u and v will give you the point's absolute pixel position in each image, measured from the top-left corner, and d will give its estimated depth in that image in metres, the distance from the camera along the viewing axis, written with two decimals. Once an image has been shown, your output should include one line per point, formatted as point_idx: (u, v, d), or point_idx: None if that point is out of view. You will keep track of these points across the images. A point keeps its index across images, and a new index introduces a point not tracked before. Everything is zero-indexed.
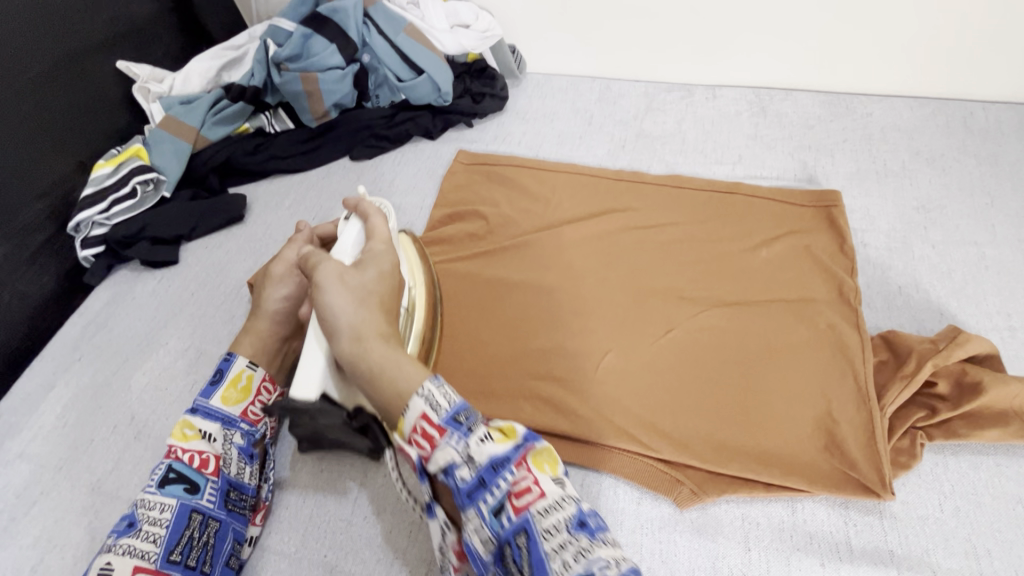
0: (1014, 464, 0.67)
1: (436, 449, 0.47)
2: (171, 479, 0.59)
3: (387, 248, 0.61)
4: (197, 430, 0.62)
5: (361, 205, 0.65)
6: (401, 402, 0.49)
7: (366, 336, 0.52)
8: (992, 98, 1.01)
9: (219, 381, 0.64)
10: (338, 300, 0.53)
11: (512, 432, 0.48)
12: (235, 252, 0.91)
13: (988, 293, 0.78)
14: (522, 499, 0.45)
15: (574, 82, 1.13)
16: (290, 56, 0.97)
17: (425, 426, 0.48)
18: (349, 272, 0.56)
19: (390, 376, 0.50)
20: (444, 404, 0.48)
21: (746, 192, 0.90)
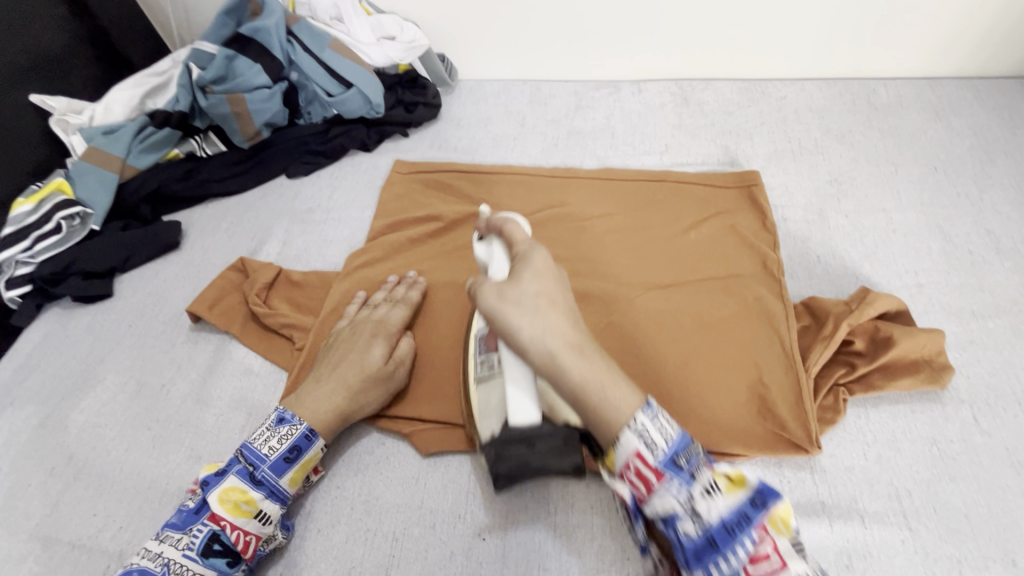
0: (930, 409, 0.67)
1: (655, 494, 0.48)
2: (215, 551, 0.58)
3: (531, 246, 0.56)
4: (253, 507, 0.60)
5: (493, 221, 0.62)
6: (613, 430, 0.48)
7: (556, 348, 0.49)
8: (891, 75, 1.07)
9: (293, 461, 0.63)
10: (522, 323, 0.50)
11: (743, 483, 0.48)
12: (173, 280, 0.90)
13: (897, 254, 0.82)
14: (757, 566, 0.46)
15: (505, 84, 1.15)
16: (215, 79, 0.96)
17: (640, 465, 0.48)
18: (506, 286, 0.52)
19: (602, 389, 0.49)
20: (661, 442, 0.48)
21: (673, 179, 0.93)
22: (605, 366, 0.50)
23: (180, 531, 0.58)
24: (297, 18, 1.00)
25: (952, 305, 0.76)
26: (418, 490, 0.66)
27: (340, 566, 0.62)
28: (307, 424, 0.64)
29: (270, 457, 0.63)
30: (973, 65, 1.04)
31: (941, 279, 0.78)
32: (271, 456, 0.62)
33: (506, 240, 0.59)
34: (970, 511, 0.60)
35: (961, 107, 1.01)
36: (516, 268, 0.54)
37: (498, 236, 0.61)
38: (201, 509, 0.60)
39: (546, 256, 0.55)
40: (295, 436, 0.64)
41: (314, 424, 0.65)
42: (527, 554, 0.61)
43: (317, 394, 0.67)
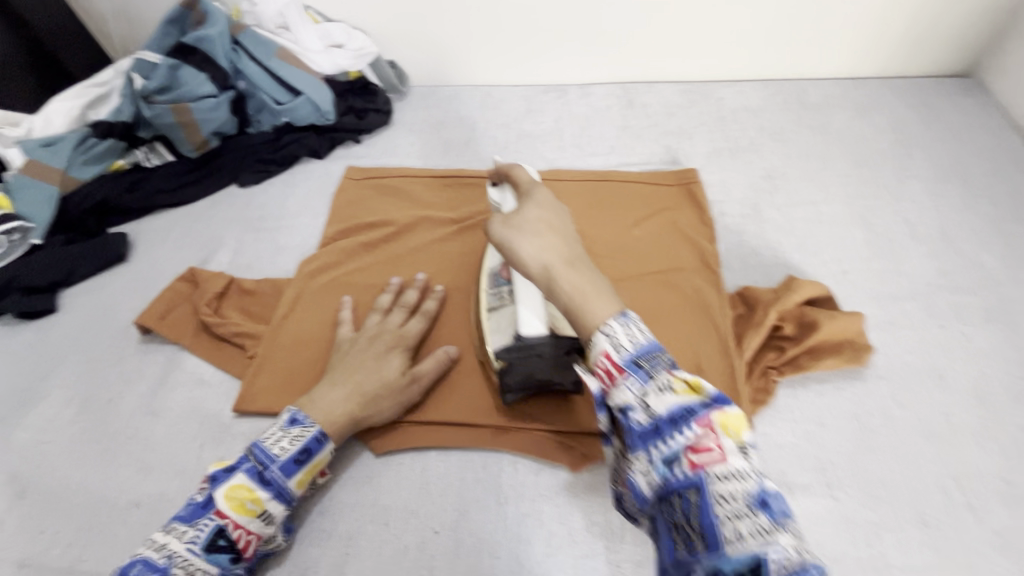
0: (853, 386, 0.72)
1: (617, 388, 0.44)
2: (218, 548, 0.57)
3: (533, 185, 0.62)
4: (258, 507, 0.59)
5: (503, 170, 0.69)
6: (589, 333, 0.48)
7: (554, 265, 0.52)
8: (821, 76, 1.14)
9: (303, 462, 0.62)
10: (524, 245, 0.53)
11: (700, 389, 0.42)
12: (121, 292, 0.89)
13: (825, 244, 0.87)
14: (701, 456, 0.39)
15: (456, 90, 1.17)
16: (159, 89, 0.96)
17: (606, 364, 0.45)
18: (511, 217, 0.56)
19: (585, 302, 0.49)
20: (627, 343, 0.45)
21: (617, 179, 0.96)
22: (598, 277, 0.52)
23: (187, 524, 0.57)
24: (242, 27, 1.00)
25: (873, 290, 0.81)
26: (371, 487, 0.68)
27: (296, 568, 0.63)
28: (319, 426, 0.63)
29: (282, 455, 0.61)
30: (893, 66, 1.11)
31: (863, 265, 0.84)
32: (281, 456, 0.61)
33: (514, 181, 0.65)
34: (887, 478, 0.65)
35: (883, 105, 1.08)
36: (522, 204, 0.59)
37: (507, 180, 0.69)
38: (209, 503, 0.58)
39: (546, 194, 0.59)
40: (307, 437, 0.62)
41: (324, 427, 0.64)
42: (479, 545, 0.63)
43: (330, 398, 0.66)
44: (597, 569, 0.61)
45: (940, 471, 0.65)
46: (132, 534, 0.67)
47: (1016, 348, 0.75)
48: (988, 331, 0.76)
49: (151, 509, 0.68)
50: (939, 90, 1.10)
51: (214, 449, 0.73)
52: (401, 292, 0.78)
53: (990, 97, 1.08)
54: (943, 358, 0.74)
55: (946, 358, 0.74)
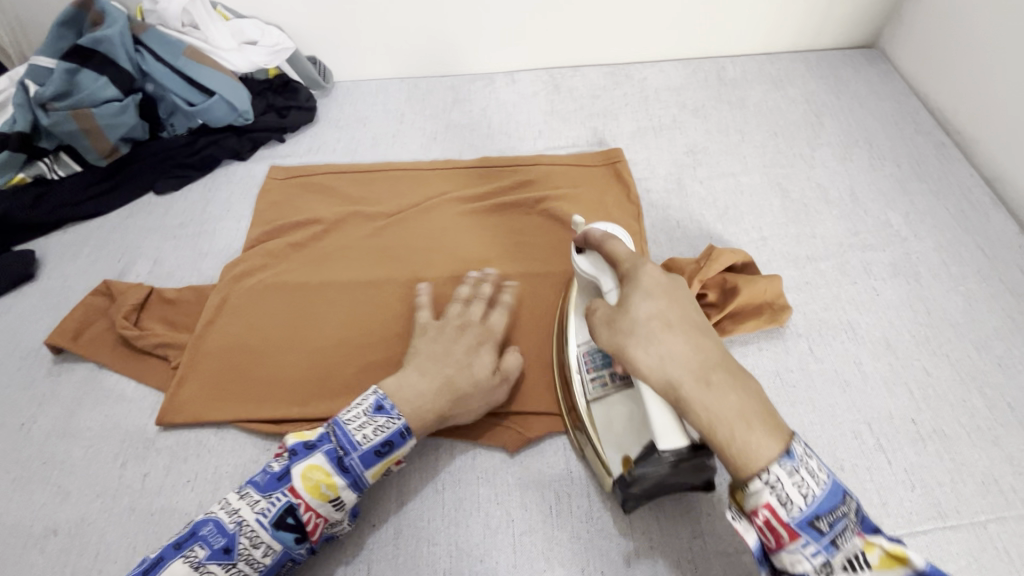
0: (774, 345, 0.75)
1: (785, 549, 0.44)
2: (286, 526, 0.56)
3: (635, 263, 0.54)
4: (331, 492, 0.57)
5: (591, 237, 0.61)
6: (739, 453, 0.43)
7: (679, 381, 0.45)
8: (737, 53, 1.18)
9: (381, 456, 0.59)
10: (642, 358, 0.47)
11: (899, 562, 0.42)
12: (29, 312, 0.84)
13: (745, 213, 0.90)
14: (845, 548, 0.43)
15: (382, 84, 1.16)
16: (56, 95, 0.90)
17: (770, 520, 0.44)
18: (614, 316, 0.51)
19: (733, 438, 0.43)
20: (798, 501, 0.43)
21: (547, 161, 0.97)
22: (748, 411, 0.44)
23: (262, 493, 0.57)
24: (145, 26, 0.95)
25: (790, 253, 0.85)
26: None
27: None
28: (404, 421, 0.60)
29: (369, 442, 0.59)
30: (803, 39, 1.16)
31: (781, 231, 0.87)
32: (363, 444, 0.59)
33: (607, 257, 0.58)
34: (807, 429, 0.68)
35: (796, 78, 1.12)
36: (624, 293, 0.51)
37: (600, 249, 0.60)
38: (284, 477, 0.57)
39: (654, 272, 0.51)
40: (390, 430, 0.59)
41: (411, 420, 0.60)
42: (417, 533, 0.63)
43: (416, 385, 0.63)
44: (534, 543, 0.62)
45: (855, 418, 0.68)
46: (49, 563, 0.63)
47: (921, 298, 0.79)
48: (895, 284, 0.81)
49: (70, 535, 0.65)
50: (847, 61, 1.15)
51: (137, 467, 0.70)
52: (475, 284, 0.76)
53: (892, 65, 1.14)
54: (856, 312, 0.78)
55: (858, 312, 0.78)
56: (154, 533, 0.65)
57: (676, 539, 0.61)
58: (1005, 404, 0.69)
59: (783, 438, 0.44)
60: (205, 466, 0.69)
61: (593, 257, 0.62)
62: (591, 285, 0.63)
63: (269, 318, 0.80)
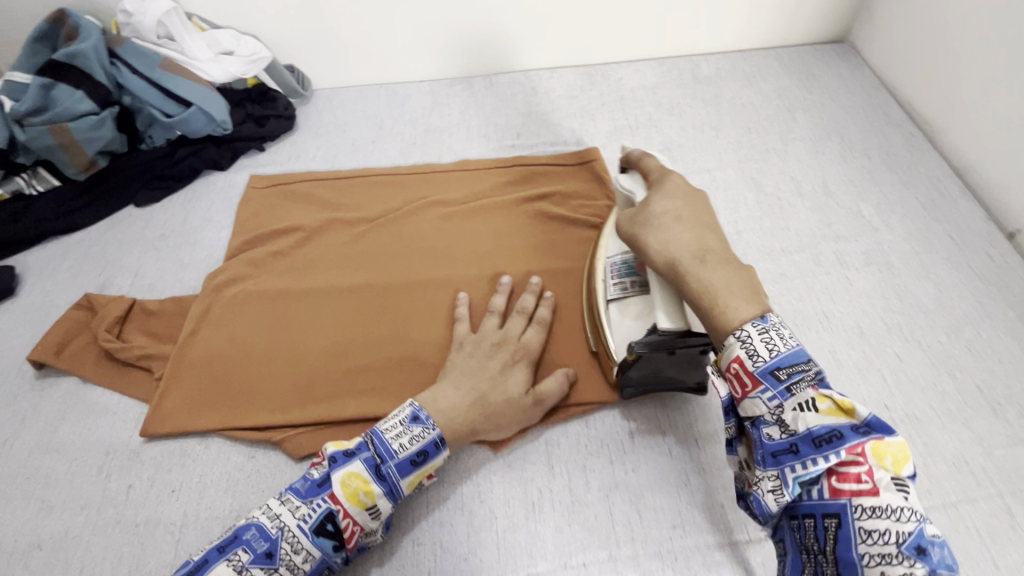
0: None
1: (747, 399, 0.50)
2: (325, 532, 0.56)
3: (662, 175, 0.65)
4: (368, 499, 0.57)
5: (631, 155, 0.72)
6: (715, 312, 0.52)
7: (683, 261, 0.56)
8: (711, 50, 1.19)
9: (418, 465, 0.60)
10: (659, 235, 0.59)
11: (851, 412, 0.45)
12: (11, 328, 0.84)
13: (721, 208, 0.92)
14: (843, 484, 0.45)
15: (361, 90, 1.17)
16: (31, 110, 0.90)
17: (738, 369, 0.50)
18: (637, 212, 0.63)
19: (715, 299, 0.53)
20: (763, 352, 0.49)
21: (525, 161, 0.99)
22: (736, 280, 0.54)
23: (303, 499, 0.57)
24: (121, 39, 0.95)
25: (765, 245, 0.86)
26: None
27: None
28: (439, 431, 0.61)
29: (409, 447, 0.59)
30: (775, 36, 1.18)
31: (756, 225, 0.89)
32: (400, 453, 0.59)
33: (642, 170, 0.69)
34: None
35: (769, 73, 1.14)
36: (649, 194, 0.64)
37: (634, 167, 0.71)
38: (324, 483, 0.58)
39: (677, 181, 0.63)
40: (426, 439, 0.60)
41: (444, 432, 0.61)
42: (401, 534, 0.63)
43: (449, 397, 0.64)
44: (518, 540, 0.62)
45: None
46: None
47: (893, 286, 0.81)
48: (868, 273, 0.83)
49: (56, 548, 0.65)
50: (818, 56, 1.17)
51: (123, 478, 0.70)
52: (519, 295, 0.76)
53: (863, 59, 1.16)
54: (830, 302, 0.80)
55: (832, 302, 0.80)
56: (140, 544, 0.65)
57: (656, 530, 0.62)
58: (974, 386, 0.71)
59: (760, 306, 0.52)
60: (189, 476, 0.70)
61: (634, 175, 0.70)
62: (626, 203, 0.72)
63: (253, 326, 0.81)
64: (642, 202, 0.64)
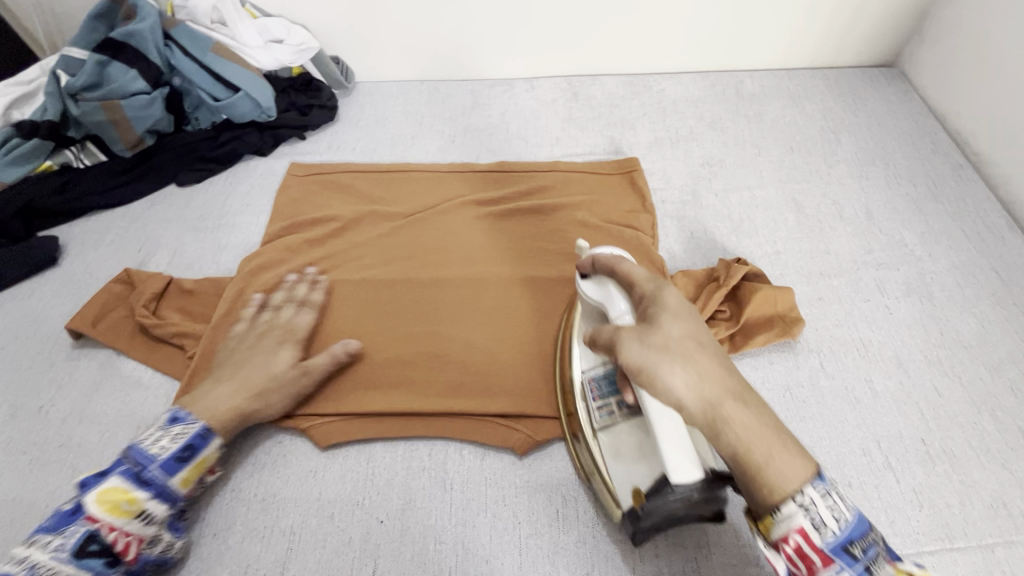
0: (784, 358, 0.75)
1: (816, 575, 0.46)
2: (91, 552, 0.55)
3: (658, 287, 0.55)
4: (135, 506, 0.58)
5: (602, 261, 0.62)
6: (775, 494, 0.47)
7: (718, 402, 0.47)
8: (757, 66, 1.18)
9: (186, 460, 0.62)
10: (676, 380, 0.48)
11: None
12: (50, 298, 0.85)
13: (759, 226, 0.91)
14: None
15: (403, 85, 1.18)
16: (86, 86, 0.92)
17: (803, 543, 0.47)
18: (647, 334, 0.50)
19: (767, 462, 0.47)
20: (834, 525, 0.46)
21: (563, 167, 0.98)
22: (772, 427, 0.48)
23: (54, 532, 0.55)
24: (175, 22, 0.97)
25: (803, 267, 0.85)
26: (319, 484, 0.67)
27: (236, 567, 0.62)
28: (201, 423, 0.63)
29: (156, 454, 0.60)
30: (823, 56, 1.16)
31: (795, 246, 0.88)
32: (160, 456, 0.60)
33: (624, 280, 0.59)
34: (816, 444, 0.68)
35: (814, 94, 1.13)
36: (652, 312, 0.53)
37: (610, 275, 0.61)
38: (78, 510, 0.57)
39: (675, 296, 0.54)
40: (188, 435, 0.62)
41: (208, 421, 0.64)
42: (423, 532, 0.63)
43: (215, 394, 0.67)
44: (541, 547, 0.62)
45: (864, 435, 0.68)
46: None
47: (934, 318, 0.79)
48: (908, 303, 0.81)
49: None
50: (866, 80, 1.15)
51: None
52: (291, 287, 0.82)
53: (911, 85, 1.14)
54: (868, 330, 0.78)
55: (869, 330, 0.78)
56: None
57: (681, 549, 0.62)
58: (1016, 428, 0.69)
59: (808, 466, 0.48)
60: None
61: (608, 285, 0.61)
62: (598, 311, 0.63)
63: None
64: (641, 324, 0.52)
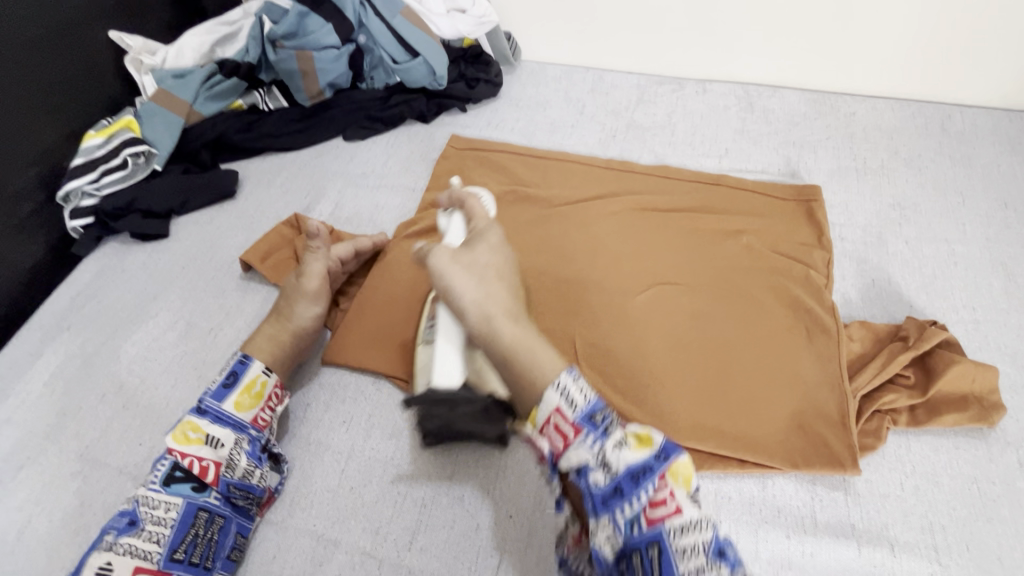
0: (974, 447, 0.66)
1: (569, 448, 0.47)
2: (176, 479, 0.59)
3: (490, 223, 0.61)
4: (201, 433, 0.61)
5: (455, 197, 0.66)
6: (536, 391, 0.49)
7: (492, 313, 0.53)
8: (971, 101, 1.03)
9: (232, 386, 0.64)
10: (461, 282, 0.54)
11: (651, 440, 0.45)
12: (227, 228, 0.92)
13: (956, 288, 0.80)
14: (656, 512, 0.43)
15: (567, 70, 1.15)
16: (285, 34, 0.96)
17: (558, 420, 0.47)
18: (460, 253, 0.56)
19: (521, 353, 0.51)
20: (580, 399, 0.47)
21: (730, 184, 0.91)
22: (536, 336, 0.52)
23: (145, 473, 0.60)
24: None
25: (1008, 346, 0.74)
26: (450, 464, 0.67)
27: (369, 525, 0.64)
28: (241, 351, 0.67)
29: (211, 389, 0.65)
30: None
31: (999, 318, 0.76)
32: (210, 386, 0.64)
33: (467, 214, 0.64)
34: (1005, 555, 0.59)
35: None
36: (471, 241, 0.59)
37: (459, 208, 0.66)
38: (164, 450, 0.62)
39: (498, 234, 0.60)
40: (230, 362, 0.66)
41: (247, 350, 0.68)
42: (551, 538, 0.62)
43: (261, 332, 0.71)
44: None
45: None
46: None
47: None
48: None
49: None
50: None
51: (302, 395, 0.74)
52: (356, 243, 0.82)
53: None
54: None
55: None
56: (308, 462, 0.68)
57: None
58: None
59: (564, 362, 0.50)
60: (361, 412, 0.72)
61: (459, 216, 0.65)
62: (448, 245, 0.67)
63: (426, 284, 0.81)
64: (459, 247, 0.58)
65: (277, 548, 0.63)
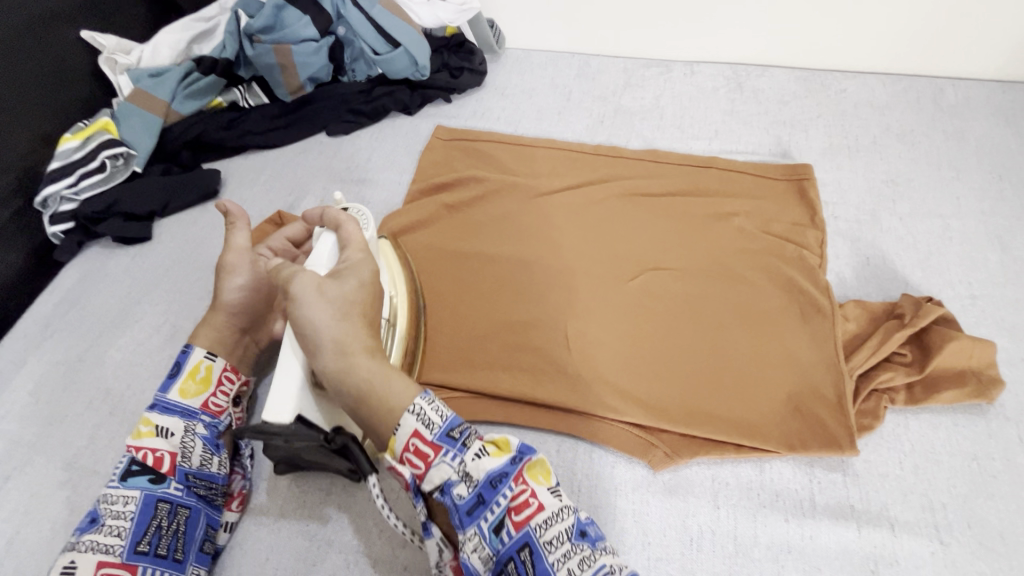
0: (973, 423, 0.65)
1: (432, 467, 0.47)
2: (133, 472, 0.57)
3: (364, 257, 0.58)
4: (152, 425, 0.60)
5: (328, 214, 0.62)
6: (391, 418, 0.49)
7: (352, 350, 0.51)
8: (963, 74, 1.01)
9: (176, 374, 0.62)
10: (316, 314, 0.51)
11: (507, 446, 0.48)
12: (210, 227, 0.90)
13: (952, 262, 0.79)
14: (520, 514, 0.46)
15: (553, 56, 1.13)
16: (262, 28, 0.94)
17: (418, 443, 0.48)
18: (326, 281, 0.53)
19: (372, 388, 0.50)
20: (436, 419, 0.48)
21: (721, 166, 0.90)
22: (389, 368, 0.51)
23: None
24: None
25: (1006, 320, 0.73)
26: None
27: (361, 523, 0.63)
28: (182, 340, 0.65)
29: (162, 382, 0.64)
30: None
31: (995, 292, 0.75)
32: None
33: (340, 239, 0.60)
34: (1007, 530, 0.58)
35: None
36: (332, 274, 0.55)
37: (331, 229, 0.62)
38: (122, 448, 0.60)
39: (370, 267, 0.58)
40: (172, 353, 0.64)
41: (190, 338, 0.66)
42: None
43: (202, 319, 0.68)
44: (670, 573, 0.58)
45: None
46: None
47: None
48: None
49: None
50: None
51: None
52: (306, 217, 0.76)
53: None
54: None
55: None
56: None
57: None
58: None
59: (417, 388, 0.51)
60: None
61: (328, 237, 0.62)
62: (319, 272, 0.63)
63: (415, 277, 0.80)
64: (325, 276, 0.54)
65: (268, 549, 0.62)
